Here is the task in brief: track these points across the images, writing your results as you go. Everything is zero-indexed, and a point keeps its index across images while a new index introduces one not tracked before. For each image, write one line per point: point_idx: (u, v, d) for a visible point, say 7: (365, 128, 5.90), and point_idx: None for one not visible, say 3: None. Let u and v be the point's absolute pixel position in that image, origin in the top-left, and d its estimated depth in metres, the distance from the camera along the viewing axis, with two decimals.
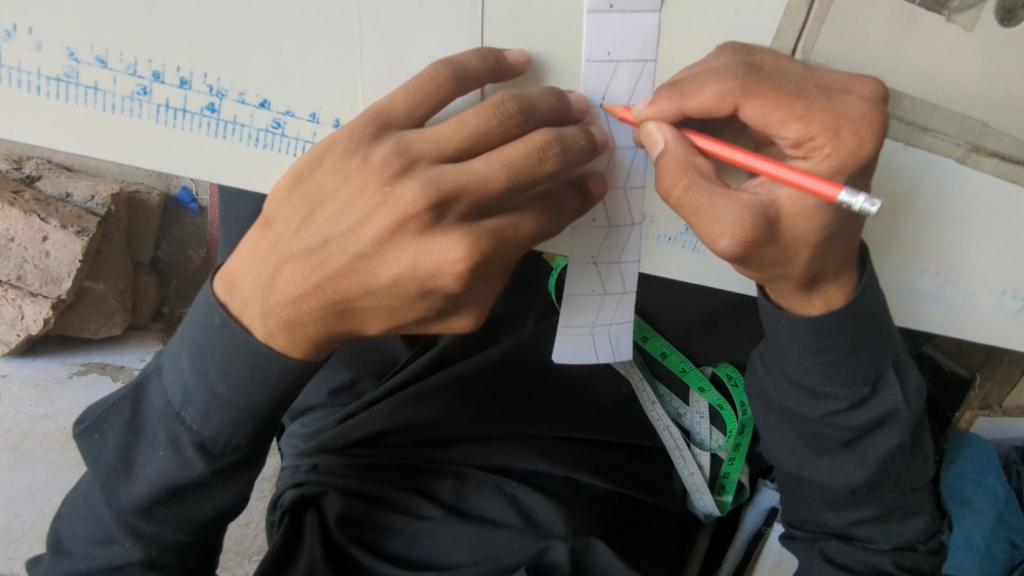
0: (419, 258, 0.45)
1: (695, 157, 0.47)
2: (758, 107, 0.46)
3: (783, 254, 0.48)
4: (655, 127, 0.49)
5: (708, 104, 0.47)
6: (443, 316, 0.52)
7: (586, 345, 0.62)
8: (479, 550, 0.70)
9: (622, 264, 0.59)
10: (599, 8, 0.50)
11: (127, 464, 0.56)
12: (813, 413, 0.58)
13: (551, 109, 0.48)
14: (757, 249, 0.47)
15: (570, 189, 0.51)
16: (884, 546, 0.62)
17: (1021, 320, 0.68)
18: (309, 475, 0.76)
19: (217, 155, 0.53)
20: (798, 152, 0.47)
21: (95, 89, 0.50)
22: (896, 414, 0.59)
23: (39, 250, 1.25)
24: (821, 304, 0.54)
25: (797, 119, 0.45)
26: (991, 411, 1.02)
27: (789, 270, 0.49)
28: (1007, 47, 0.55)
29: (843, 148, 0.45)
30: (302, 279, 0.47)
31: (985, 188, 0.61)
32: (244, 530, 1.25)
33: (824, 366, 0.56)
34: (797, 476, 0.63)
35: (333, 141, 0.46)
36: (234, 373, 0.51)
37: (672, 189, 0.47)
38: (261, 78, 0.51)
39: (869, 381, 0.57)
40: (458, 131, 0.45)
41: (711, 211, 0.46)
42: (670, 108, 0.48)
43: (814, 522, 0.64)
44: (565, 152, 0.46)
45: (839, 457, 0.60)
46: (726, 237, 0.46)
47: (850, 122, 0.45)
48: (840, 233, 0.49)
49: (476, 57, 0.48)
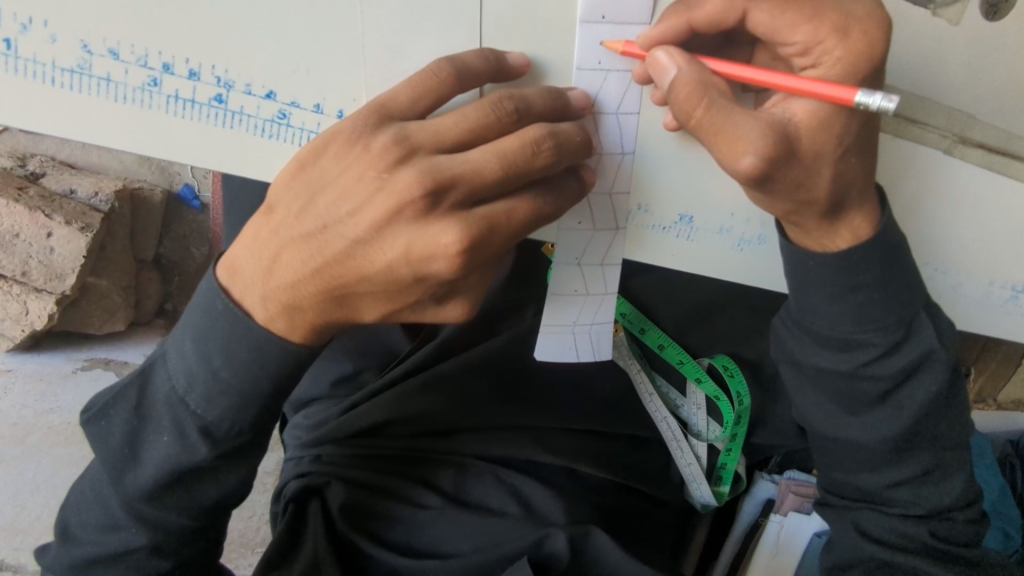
0: (413, 244, 0.47)
1: (708, 76, 0.47)
2: (767, 11, 0.48)
3: (805, 173, 0.50)
4: (663, 53, 0.49)
5: (716, 13, 0.49)
6: (438, 302, 0.53)
7: (567, 345, 0.63)
8: (479, 538, 0.71)
9: (604, 265, 0.61)
10: (591, 20, 0.52)
11: (132, 450, 0.57)
12: (845, 366, 0.59)
13: (549, 106, 0.50)
14: (779, 169, 0.48)
15: (567, 175, 0.52)
16: (917, 511, 0.63)
17: (1009, 308, 0.70)
18: (312, 465, 0.77)
19: (224, 145, 0.54)
20: (807, 60, 0.48)
21: (107, 80, 0.52)
22: (932, 356, 0.59)
23: (44, 246, 1.27)
24: (849, 237, 0.55)
25: (807, 22, 0.47)
26: (986, 405, 1.07)
27: (814, 193, 0.51)
28: (989, 40, 0.57)
29: (852, 49, 0.47)
30: (301, 264, 0.49)
31: (973, 178, 0.62)
32: (247, 523, 1.26)
33: (857, 310, 0.57)
34: (832, 438, 0.64)
35: (335, 131, 0.48)
36: (237, 358, 0.52)
37: (692, 112, 0.47)
38: (267, 70, 0.52)
39: (902, 324, 0.58)
40: (459, 124, 0.47)
41: (733, 129, 0.47)
42: (678, 25, 0.50)
43: (850, 486, 0.66)
44: (559, 146, 0.47)
45: (877, 411, 0.61)
46: (749, 155, 0.47)
47: (859, 22, 0.46)
48: (856, 150, 0.50)
49: (477, 56, 0.49)
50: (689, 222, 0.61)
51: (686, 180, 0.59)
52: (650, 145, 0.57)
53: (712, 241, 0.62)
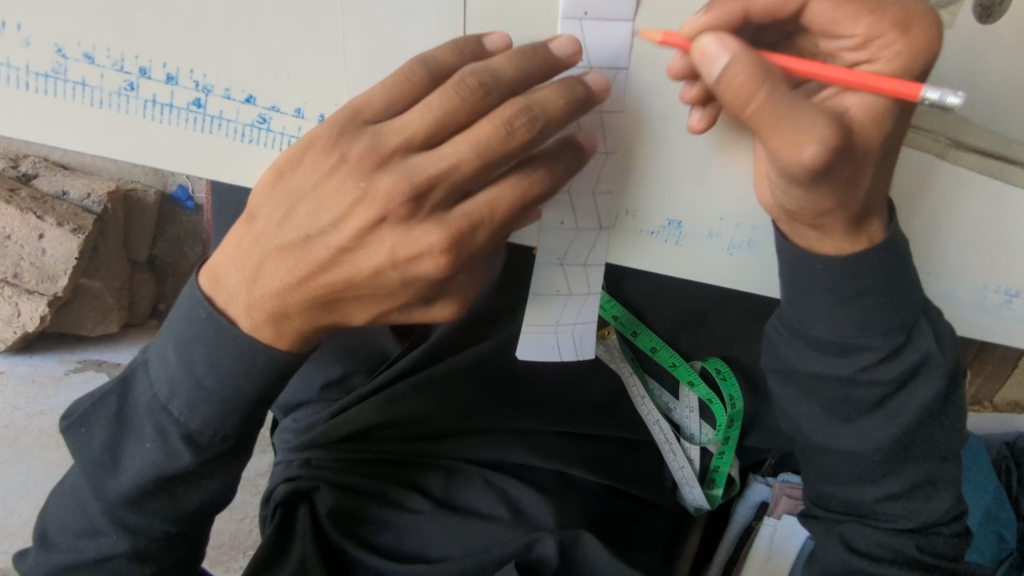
0: (399, 246, 0.47)
1: (766, 65, 0.43)
2: (829, 2, 0.47)
3: (850, 169, 0.48)
4: (712, 38, 0.44)
5: (774, 2, 0.47)
6: (427, 303, 0.53)
7: (551, 344, 0.64)
8: (467, 542, 0.70)
9: (587, 266, 0.61)
10: (572, 16, 0.51)
11: (114, 456, 0.56)
12: (844, 371, 0.58)
13: (519, 72, 0.47)
14: (832, 164, 0.45)
15: (561, 146, 0.50)
16: (910, 524, 0.63)
17: (1004, 313, 0.69)
18: (300, 469, 0.76)
19: (202, 150, 0.54)
20: (862, 55, 0.48)
21: (82, 85, 0.51)
22: (931, 363, 0.59)
23: (36, 248, 1.28)
24: (865, 241, 0.55)
25: (867, 15, 0.47)
26: (981, 408, 1.06)
27: (853, 193, 0.50)
28: (983, 46, 0.56)
29: (910, 46, 0.47)
30: (287, 273, 0.48)
31: (967, 182, 0.61)
32: (239, 526, 1.26)
33: (860, 314, 0.56)
34: (824, 446, 0.63)
35: (314, 136, 0.47)
36: (221, 365, 0.52)
37: (748, 101, 0.43)
38: (247, 74, 0.52)
39: (903, 329, 0.57)
40: (427, 116, 0.45)
41: (796, 121, 0.43)
42: (727, 15, 0.47)
43: (839, 500, 0.65)
44: (535, 120, 0.45)
45: (872, 417, 0.60)
46: (812, 146, 0.43)
47: (917, 21, 0.47)
48: (887, 152, 0.51)
49: (451, 50, 0.48)
50: (678, 227, 0.60)
51: (678, 183, 0.58)
52: (638, 148, 0.57)
53: (702, 246, 0.61)
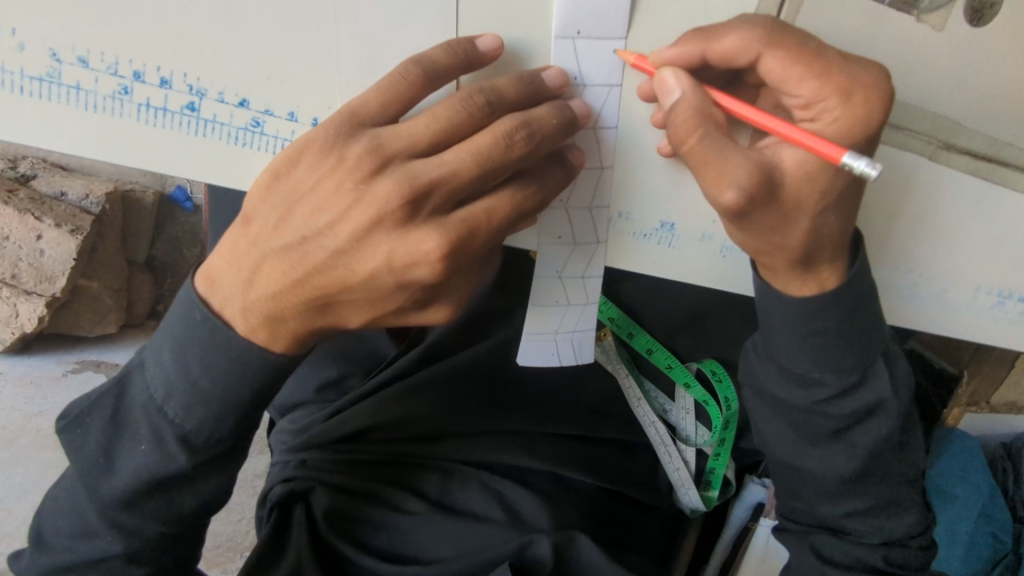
0: (395, 251, 0.46)
1: (708, 107, 0.48)
2: (779, 59, 0.48)
3: (781, 219, 0.50)
4: (672, 74, 0.49)
5: (730, 50, 0.49)
6: (421, 307, 0.53)
7: (551, 350, 0.64)
8: (463, 544, 0.71)
9: (588, 278, 0.61)
10: (565, 36, 0.52)
11: (108, 458, 0.57)
12: (802, 401, 0.59)
13: (520, 96, 0.49)
14: (757, 207, 0.48)
15: (552, 164, 0.52)
16: (875, 540, 0.63)
17: (995, 315, 0.69)
18: (297, 470, 0.76)
19: (196, 153, 0.54)
20: (808, 113, 0.49)
21: (77, 88, 0.51)
22: (885, 404, 0.59)
23: (34, 248, 1.28)
24: (815, 286, 0.56)
25: (813, 78, 0.48)
26: (979, 408, 1.05)
27: (787, 241, 0.51)
28: (976, 48, 0.56)
29: (851, 112, 0.48)
30: (283, 275, 0.48)
31: (957, 185, 0.62)
32: (236, 527, 1.27)
33: (815, 350, 0.57)
34: (791, 466, 0.63)
35: (309, 140, 0.47)
36: (216, 368, 0.52)
37: (686, 137, 0.47)
38: (241, 78, 0.52)
39: (858, 368, 0.58)
40: (431, 125, 0.46)
41: (724, 161, 0.47)
42: (693, 52, 0.50)
43: (809, 515, 0.65)
44: (533, 135, 0.46)
45: (830, 446, 0.61)
46: (731, 189, 0.46)
47: (863, 88, 0.47)
48: (834, 209, 0.51)
49: (444, 52, 0.48)
50: (670, 229, 0.60)
51: (671, 186, 0.59)
52: (632, 151, 0.57)
53: (695, 248, 0.61)
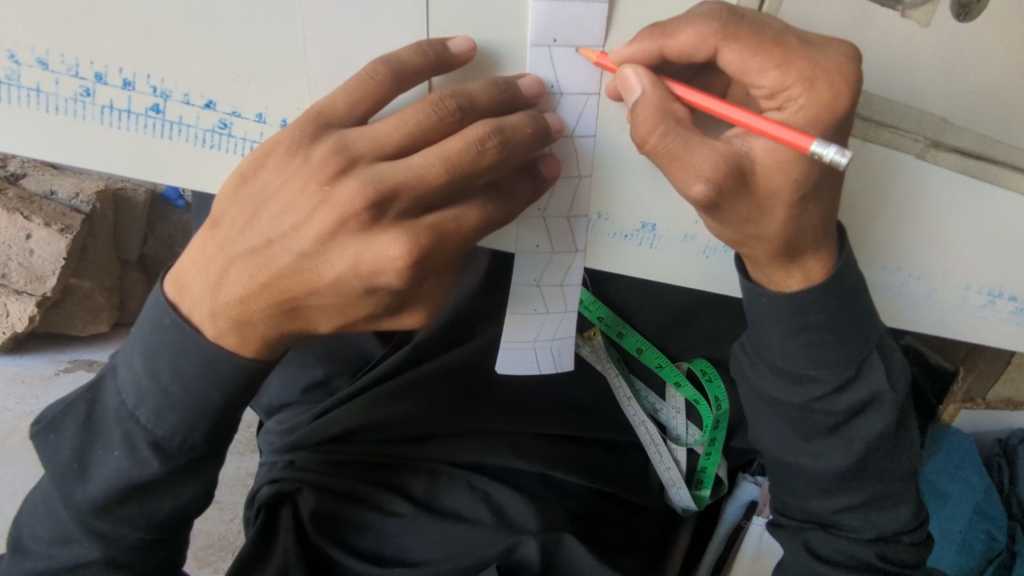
0: (361, 255, 0.45)
1: (673, 104, 0.47)
2: (738, 51, 0.46)
3: (755, 210, 0.49)
4: (632, 71, 0.48)
5: (689, 44, 0.48)
6: (394, 312, 0.52)
7: (529, 359, 0.64)
8: (448, 547, 0.70)
9: (565, 285, 0.60)
10: (541, 43, 0.51)
11: (81, 464, 0.56)
12: (798, 399, 0.58)
13: (494, 101, 0.48)
14: (727, 199, 0.47)
15: (522, 177, 0.51)
16: (867, 535, 0.62)
17: (985, 314, 0.68)
18: (284, 471, 0.76)
19: (163, 156, 0.53)
20: (773, 103, 0.48)
21: (37, 90, 0.51)
22: (882, 396, 0.58)
23: (23, 247, 1.27)
24: (801, 277, 0.55)
25: (774, 68, 0.46)
26: (974, 404, 1.04)
27: (764, 231, 0.50)
28: (962, 43, 0.55)
29: (817, 100, 0.46)
30: (250, 279, 0.47)
31: (945, 182, 0.60)
32: (228, 526, 1.26)
33: (808, 348, 0.56)
34: (784, 463, 0.63)
35: (275, 142, 0.46)
36: (187, 373, 0.51)
37: (647, 137, 0.47)
38: (206, 79, 0.51)
39: (853, 363, 0.57)
40: (398, 129, 0.45)
41: (687, 157, 0.46)
42: (650, 49, 0.49)
43: (801, 510, 0.65)
44: (505, 142, 0.45)
45: (824, 442, 0.60)
46: (700, 183, 0.46)
47: (827, 73, 0.46)
48: (812, 199, 0.49)
49: (412, 52, 0.48)
50: (652, 229, 0.60)
51: (650, 184, 0.58)
52: (611, 151, 0.56)
53: (677, 249, 0.61)
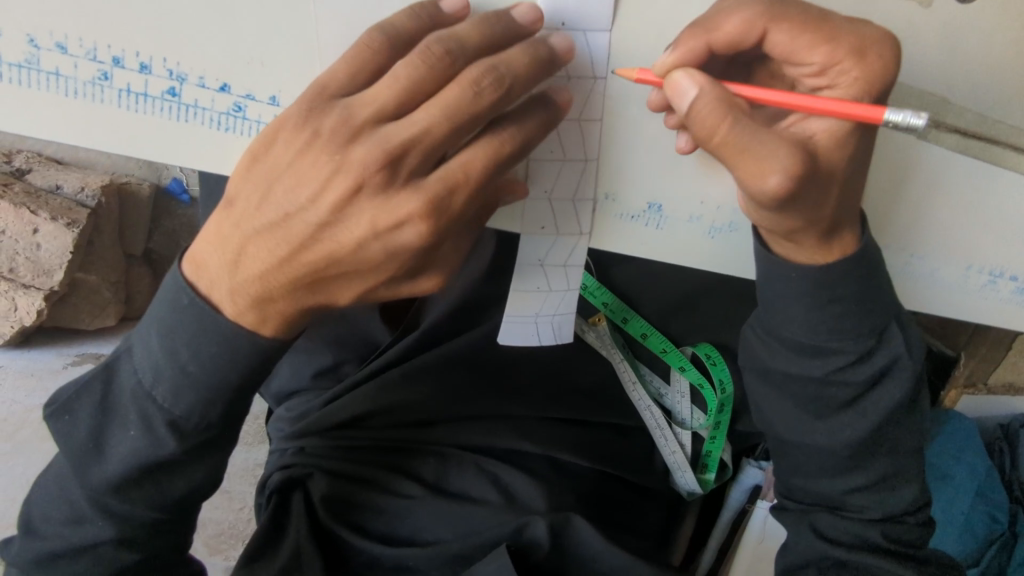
0: (379, 216, 0.47)
1: (732, 98, 0.46)
2: (784, 32, 0.48)
3: (817, 191, 0.49)
4: (683, 74, 0.47)
5: (737, 32, 0.49)
6: (412, 276, 0.53)
7: (529, 331, 0.64)
8: (458, 527, 0.71)
9: (568, 265, 0.61)
10: (552, 28, 0.52)
11: (97, 443, 0.57)
12: (818, 372, 0.59)
13: (484, 41, 0.47)
14: (800, 188, 0.47)
15: (535, 105, 0.50)
16: (875, 515, 0.63)
17: (988, 296, 0.69)
18: (296, 457, 0.77)
19: (178, 139, 0.54)
20: (821, 79, 0.50)
21: (56, 74, 0.52)
22: (900, 363, 0.60)
23: (30, 242, 1.29)
24: (829, 252, 0.55)
25: (824, 43, 0.48)
26: (976, 390, 1.05)
27: (814, 210, 0.50)
28: (962, 24, 0.56)
29: (866, 71, 0.48)
30: (269, 253, 0.48)
31: (947, 163, 0.61)
32: (238, 515, 1.28)
33: (832, 320, 0.57)
34: (793, 442, 0.64)
35: (283, 120, 0.47)
36: (203, 353, 0.52)
37: (714, 131, 0.46)
38: (220, 63, 0.52)
39: (875, 333, 0.58)
40: (393, 87, 0.45)
41: (760, 149, 0.45)
42: (698, 45, 0.50)
43: (812, 492, 0.65)
44: (501, 80, 0.46)
45: (844, 415, 0.61)
46: (777, 175, 0.45)
47: (875, 43, 0.48)
48: (852, 168, 0.52)
49: (408, 16, 0.48)
50: (658, 210, 0.60)
51: (659, 163, 0.59)
52: (617, 130, 0.57)
53: (687, 228, 0.61)
